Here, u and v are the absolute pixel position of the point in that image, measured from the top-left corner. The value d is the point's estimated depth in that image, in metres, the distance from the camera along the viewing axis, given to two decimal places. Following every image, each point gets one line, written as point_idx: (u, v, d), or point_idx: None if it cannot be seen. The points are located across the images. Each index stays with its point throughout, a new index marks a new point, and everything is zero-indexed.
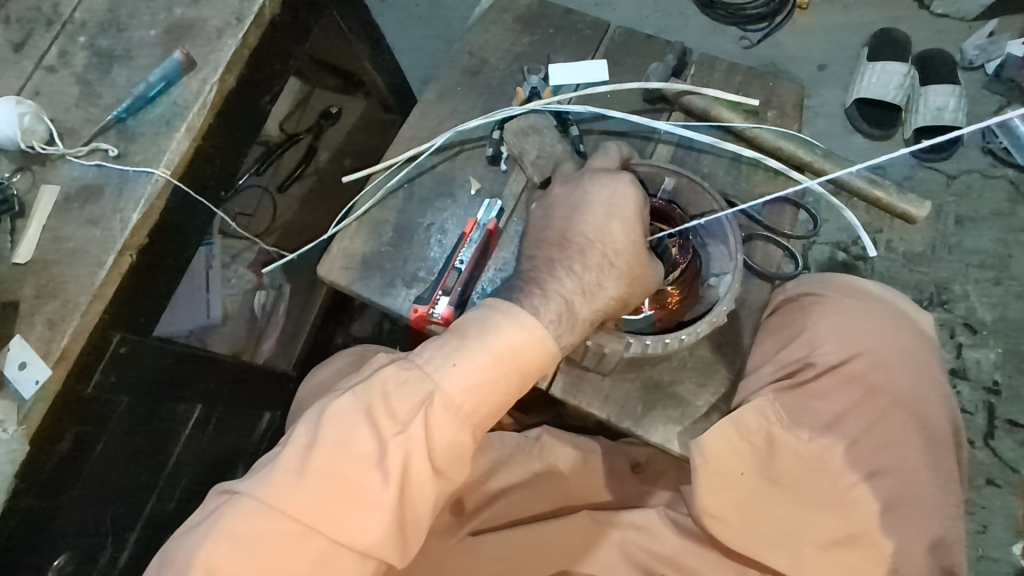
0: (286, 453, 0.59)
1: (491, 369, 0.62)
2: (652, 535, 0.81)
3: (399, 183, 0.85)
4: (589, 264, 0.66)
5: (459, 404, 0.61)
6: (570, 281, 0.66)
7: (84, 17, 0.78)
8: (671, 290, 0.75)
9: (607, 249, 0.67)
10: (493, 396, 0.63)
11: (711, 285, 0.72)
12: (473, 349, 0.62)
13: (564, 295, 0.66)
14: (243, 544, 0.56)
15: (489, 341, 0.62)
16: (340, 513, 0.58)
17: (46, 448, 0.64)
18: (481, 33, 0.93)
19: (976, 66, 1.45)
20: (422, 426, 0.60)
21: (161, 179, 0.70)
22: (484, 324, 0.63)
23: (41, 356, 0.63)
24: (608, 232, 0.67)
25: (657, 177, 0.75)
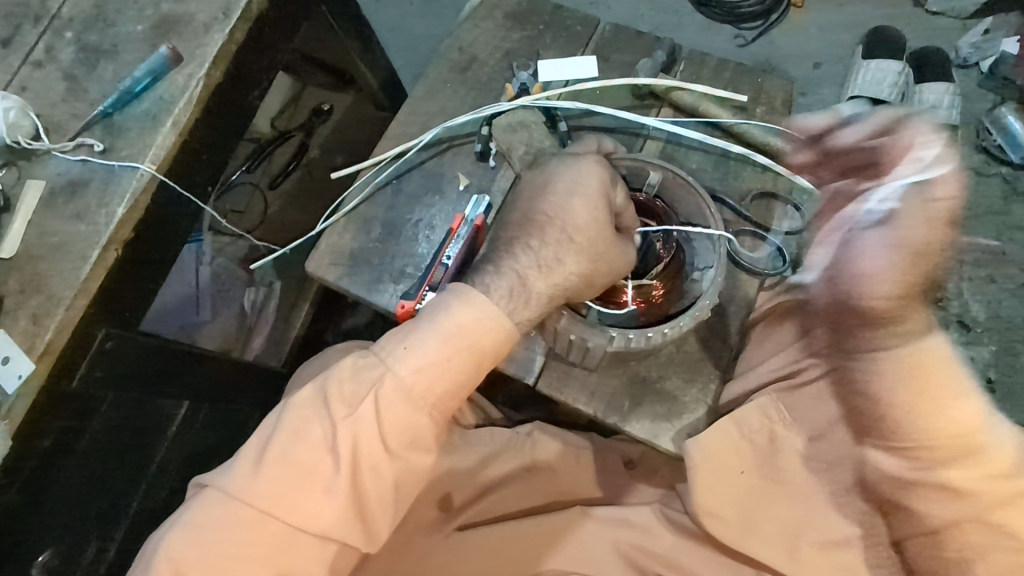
0: (247, 444, 0.62)
1: (442, 351, 0.62)
2: (641, 531, 0.81)
3: (387, 179, 0.85)
4: (546, 241, 0.65)
5: (411, 386, 0.62)
6: (526, 257, 0.65)
7: (72, 13, 0.77)
8: (655, 284, 0.72)
9: (566, 227, 0.65)
10: (446, 376, 0.63)
11: (694, 279, 0.73)
12: (423, 332, 0.62)
13: (519, 272, 0.65)
14: (204, 531, 0.58)
15: (439, 324, 0.62)
16: (297, 498, 0.60)
17: (29, 443, 0.64)
18: (470, 29, 0.93)
19: (970, 64, 1.45)
20: (374, 409, 0.61)
21: (146, 174, 0.70)
22: (436, 308, 0.63)
23: (25, 351, 0.63)
24: (567, 210, 0.64)
25: (642, 172, 0.76)
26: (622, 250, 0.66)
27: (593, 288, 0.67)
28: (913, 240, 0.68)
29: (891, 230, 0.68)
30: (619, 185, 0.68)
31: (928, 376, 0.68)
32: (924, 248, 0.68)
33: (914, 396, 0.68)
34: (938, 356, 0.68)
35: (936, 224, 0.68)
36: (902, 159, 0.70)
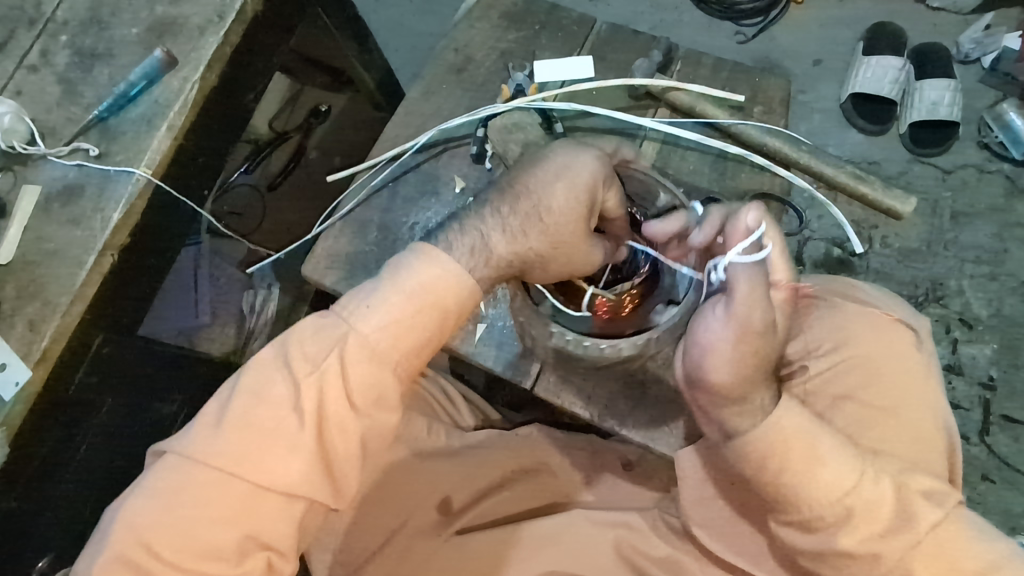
0: (204, 409, 0.56)
1: (411, 307, 0.58)
2: (641, 534, 0.80)
3: (383, 182, 0.84)
4: (517, 211, 0.62)
5: (376, 343, 0.57)
6: (492, 220, 0.62)
7: (66, 16, 0.77)
8: (624, 298, 0.69)
9: (540, 205, 0.61)
10: (412, 336, 0.58)
11: (656, 313, 0.68)
12: (390, 288, 0.58)
13: (483, 233, 0.62)
14: (157, 500, 0.52)
15: (403, 282, 0.58)
16: (257, 459, 0.53)
17: (26, 448, 0.64)
18: (466, 31, 0.92)
19: (972, 60, 1.44)
20: (339, 366, 0.55)
21: (142, 179, 0.70)
22: (402, 265, 0.59)
23: (21, 358, 0.62)
24: (548, 190, 0.61)
25: (651, 192, 0.70)
26: (593, 246, 0.63)
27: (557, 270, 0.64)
28: (754, 314, 0.55)
29: (728, 309, 0.56)
30: (612, 187, 0.64)
31: (787, 454, 0.54)
32: (760, 329, 0.55)
33: (762, 474, 0.55)
34: (792, 427, 0.54)
35: (756, 300, 0.55)
36: (739, 238, 0.58)
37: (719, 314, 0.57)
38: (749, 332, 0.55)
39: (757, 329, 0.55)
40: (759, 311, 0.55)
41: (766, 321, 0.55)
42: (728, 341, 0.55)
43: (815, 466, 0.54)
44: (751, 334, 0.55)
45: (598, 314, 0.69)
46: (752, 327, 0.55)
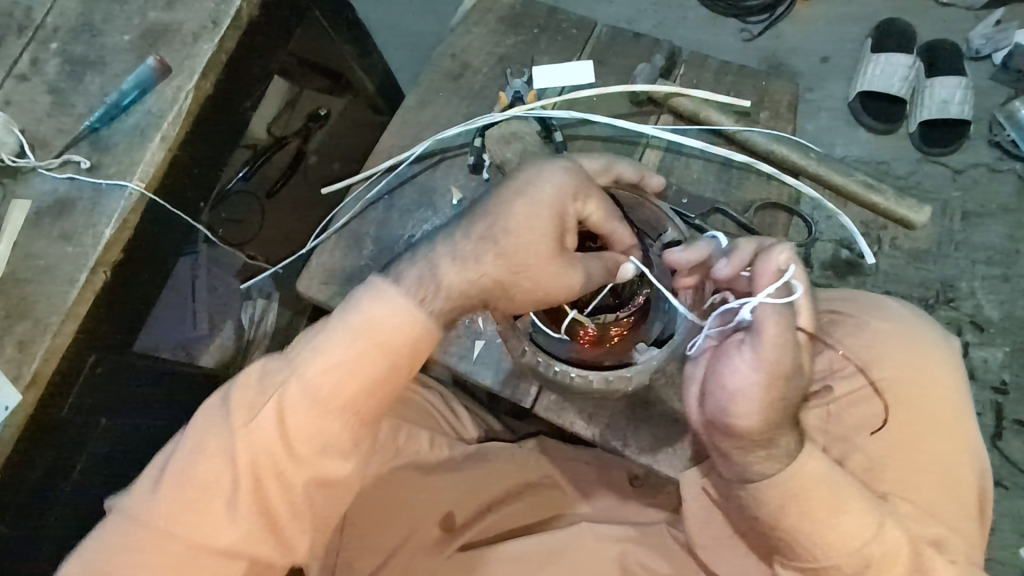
0: (152, 462, 0.56)
1: (352, 351, 0.55)
2: (650, 552, 0.78)
3: (379, 194, 0.82)
4: (472, 231, 0.58)
5: (317, 390, 0.55)
6: (445, 245, 0.58)
7: (56, 23, 0.75)
8: (621, 321, 0.66)
9: (496, 227, 0.57)
10: (352, 381, 0.55)
11: (636, 351, 0.66)
12: (332, 331, 0.55)
13: (432, 260, 0.58)
14: (100, 558, 0.52)
15: (348, 322, 0.55)
16: (196, 515, 0.53)
17: (19, 471, 0.62)
18: (465, 34, 0.90)
19: (983, 56, 1.41)
20: (279, 416, 0.54)
21: (135, 193, 0.68)
22: (348, 305, 0.56)
23: (11, 380, 0.60)
24: (506, 209, 0.57)
25: (659, 224, 0.68)
26: (563, 266, 0.57)
27: (524, 295, 0.58)
28: (781, 362, 0.56)
29: (758, 352, 0.56)
30: (589, 201, 0.58)
31: (810, 499, 0.58)
32: (789, 370, 0.57)
33: (783, 518, 0.59)
34: (815, 475, 0.58)
35: (785, 344, 0.56)
36: (768, 279, 0.58)
37: (746, 356, 0.57)
38: (774, 379, 0.56)
39: (783, 375, 0.56)
40: (786, 358, 0.56)
41: (793, 370, 0.57)
42: (756, 385, 0.56)
43: (837, 512, 0.58)
44: (782, 384, 0.56)
45: (576, 339, 0.67)
46: (778, 377, 0.56)
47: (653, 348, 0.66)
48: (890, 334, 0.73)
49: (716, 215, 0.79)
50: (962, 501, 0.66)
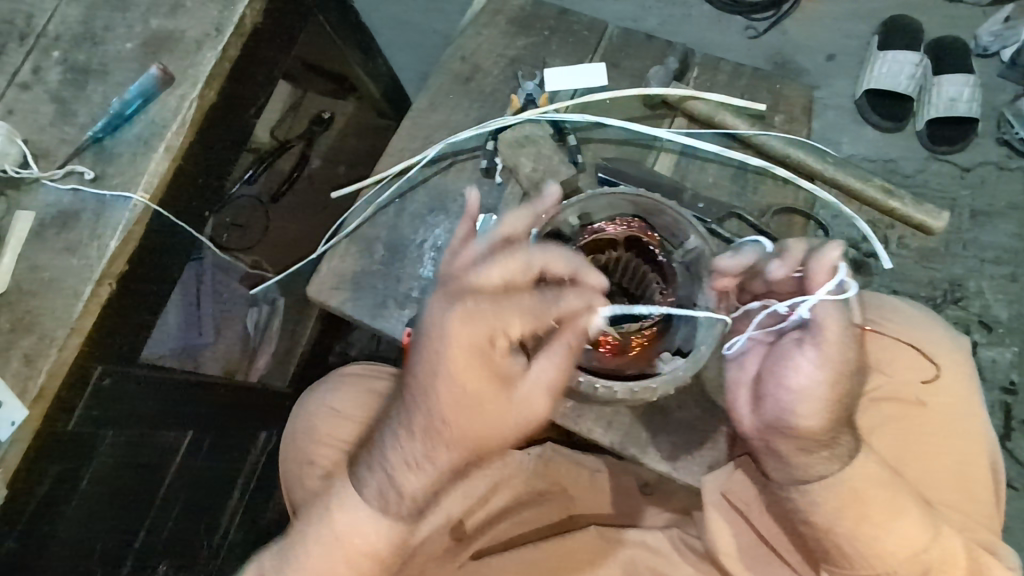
0: None
1: (332, 560, 0.64)
2: (665, 560, 0.78)
3: (390, 199, 0.81)
4: (415, 427, 0.60)
5: (314, 557, 0.64)
6: (397, 456, 0.62)
7: (58, 30, 0.74)
8: (643, 330, 0.67)
9: (431, 415, 0.59)
10: (339, 553, 0.64)
11: (661, 361, 0.65)
12: (313, 542, 0.64)
13: (391, 473, 0.63)
14: None
15: (324, 534, 0.64)
16: None
17: (27, 485, 0.62)
18: (474, 36, 0.89)
19: (991, 53, 1.39)
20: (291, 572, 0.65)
21: (140, 205, 0.67)
22: (329, 502, 0.65)
23: (17, 395, 0.60)
24: (432, 397, 0.58)
25: (683, 233, 0.67)
26: (517, 406, 0.58)
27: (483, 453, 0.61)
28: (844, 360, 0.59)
29: (823, 356, 0.59)
30: (504, 331, 0.55)
31: (868, 502, 0.60)
32: (847, 367, 0.59)
33: (835, 525, 0.61)
34: (872, 476, 0.60)
35: (846, 342, 0.59)
36: (824, 277, 0.58)
37: (809, 356, 0.59)
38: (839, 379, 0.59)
39: (845, 373, 0.59)
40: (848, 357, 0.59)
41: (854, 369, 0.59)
42: (820, 384, 0.58)
43: (893, 517, 0.61)
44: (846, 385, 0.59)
45: (600, 349, 0.66)
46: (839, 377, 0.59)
47: (677, 357, 0.65)
48: (910, 338, 0.74)
49: (732, 219, 0.78)
50: (980, 504, 0.69)
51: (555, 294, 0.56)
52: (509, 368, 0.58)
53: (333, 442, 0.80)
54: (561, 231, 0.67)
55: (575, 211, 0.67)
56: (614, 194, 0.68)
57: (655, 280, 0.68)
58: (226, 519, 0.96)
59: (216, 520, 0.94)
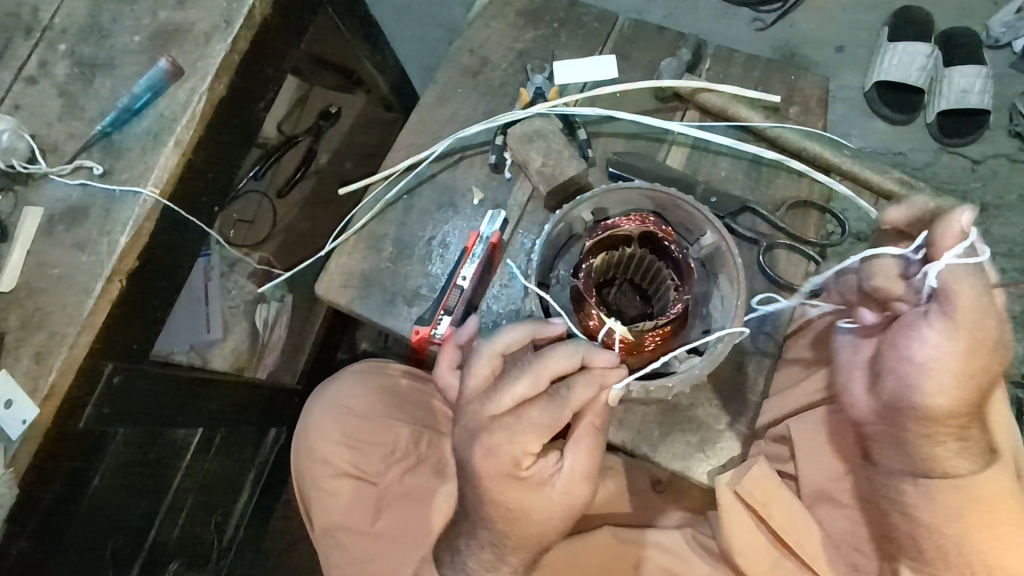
0: None
1: None
2: (677, 558, 0.79)
3: (398, 194, 0.80)
4: (477, 529, 0.69)
5: None
6: (471, 556, 0.70)
7: (64, 24, 0.73)
8: (662, 325, 0.62)
9: (488, 522, 0.67)
10: None
11: (674, 360, 0.65)
12: None
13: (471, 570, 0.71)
14: None
15: None
16: None
17: (40, 485, 0.61)
18: (482, 29, 0.88)
19: (1003, 44, 1.38)
20: None
21: (149, 200, 0.66)
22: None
23: (29, 393, 0.59)
24: (480, 507, 0.67)
25: (698, 230, 0.68)
26: (555, 481, 0.65)
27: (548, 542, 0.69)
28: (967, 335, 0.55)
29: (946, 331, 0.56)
30: (523, 431, 0.62)
31: (997, 510, 0.59)
32: (983, 337, 0.55)
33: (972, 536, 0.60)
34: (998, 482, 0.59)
35: (982, 310, 0.55)
36: (950, 240, 0.54)
37: (935, 326, 0.56)
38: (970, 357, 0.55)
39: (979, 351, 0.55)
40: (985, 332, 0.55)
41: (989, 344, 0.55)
42: (948, 355, 0.55)
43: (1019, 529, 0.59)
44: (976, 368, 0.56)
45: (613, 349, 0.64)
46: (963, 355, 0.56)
47: (693, 356, 0.65)
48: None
49: (746, 214, 0.78)
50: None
51: (531, 372, 0.61)
52: (548, 466, 0.65)
53: (356, 444, 0.82)
54: (573, 226, 0.69)
55: (589, 206, 0.69)
56: (632, 188, 0.68)
57: (670, 276, 0.65)
58: (235, 516, 1.01)
59: (227, 518, 0.99)
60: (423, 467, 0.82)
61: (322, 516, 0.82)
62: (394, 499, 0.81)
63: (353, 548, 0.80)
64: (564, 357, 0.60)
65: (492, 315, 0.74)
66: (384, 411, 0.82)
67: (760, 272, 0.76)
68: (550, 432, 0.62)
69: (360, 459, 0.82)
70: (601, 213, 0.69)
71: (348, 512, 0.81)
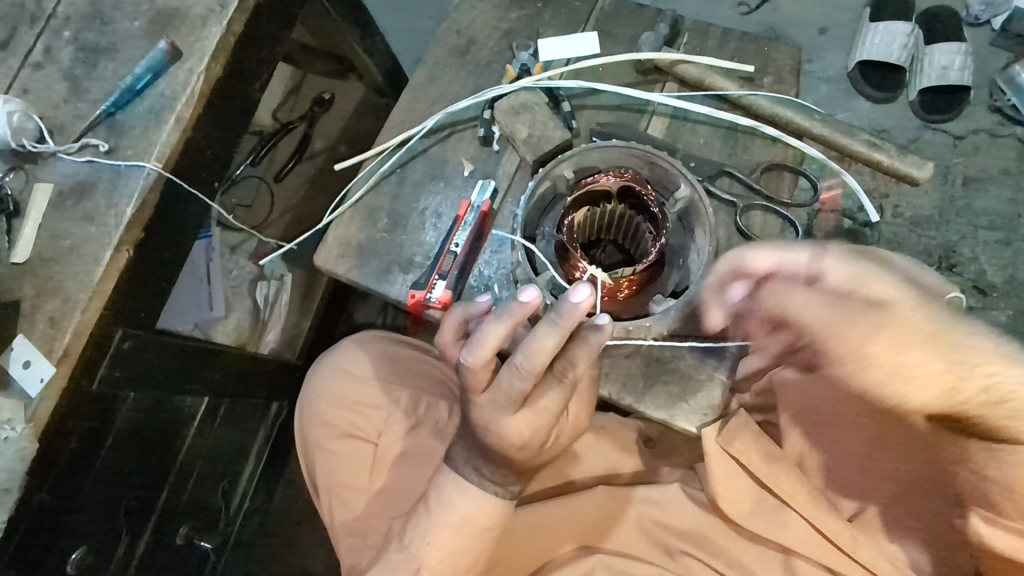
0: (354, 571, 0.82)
1: (462, 538, 0.72)
2: (663, 509, 0.82)
3: (391, 168, 0.83)
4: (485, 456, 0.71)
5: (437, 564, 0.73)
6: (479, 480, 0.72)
7: (68, 12, 0.76)
8: (631, 274, 0.70)
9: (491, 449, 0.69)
10: (465, 550, 0.73)
11: (653, 302, 0.73)
12: (438, 523, 0.72)
13: (485, 485, 0.72)
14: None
15: (447, 516, 0.72)
16: None
17: (58, 441, 0.65)
18: (467, 11, 0.91)
19: (982, 22, 1.41)
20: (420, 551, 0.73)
21: (153, 172, 0.70)
22: (442, 500, 0.72)
23: (45, 354, 0.63)
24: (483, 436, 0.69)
25: (674, 182, 0.75)
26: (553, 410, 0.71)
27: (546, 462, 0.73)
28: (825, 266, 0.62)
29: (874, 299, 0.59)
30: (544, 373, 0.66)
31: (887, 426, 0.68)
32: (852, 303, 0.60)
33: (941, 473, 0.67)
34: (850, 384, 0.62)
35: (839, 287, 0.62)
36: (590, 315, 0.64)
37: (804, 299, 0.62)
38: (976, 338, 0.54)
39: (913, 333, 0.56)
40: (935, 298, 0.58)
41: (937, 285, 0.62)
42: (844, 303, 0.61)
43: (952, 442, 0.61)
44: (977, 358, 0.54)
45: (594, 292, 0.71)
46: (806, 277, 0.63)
47: (669, 299, 0.73)
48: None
49: (723, 177, 0.82)
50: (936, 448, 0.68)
51: (530, 372, 0.60)
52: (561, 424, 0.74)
53: (357, 406, 0.87)
54: (557, 185, 0.76)
55: (570, 164, 0.75)
56: (610, 146, 0.75)
57: (647, 227, 0.72)
58: (241, 486, 1.07)
59: (233, 486, 1.05)
60: (422, 427, 0.87)
61: (324, 478, 0.86)
62: (391, 459, 0.85)
63: (358, 505, 0.84)
64: (556, 348, 0.59)
65: (484, 279, 0.78)
66: (385, 375, 0.88)
67: (737, 233, 0.79)
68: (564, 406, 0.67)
69: (360, 421, 0.87)
70: (583, 170, 0.76)
71: (353, 469, 0.85)
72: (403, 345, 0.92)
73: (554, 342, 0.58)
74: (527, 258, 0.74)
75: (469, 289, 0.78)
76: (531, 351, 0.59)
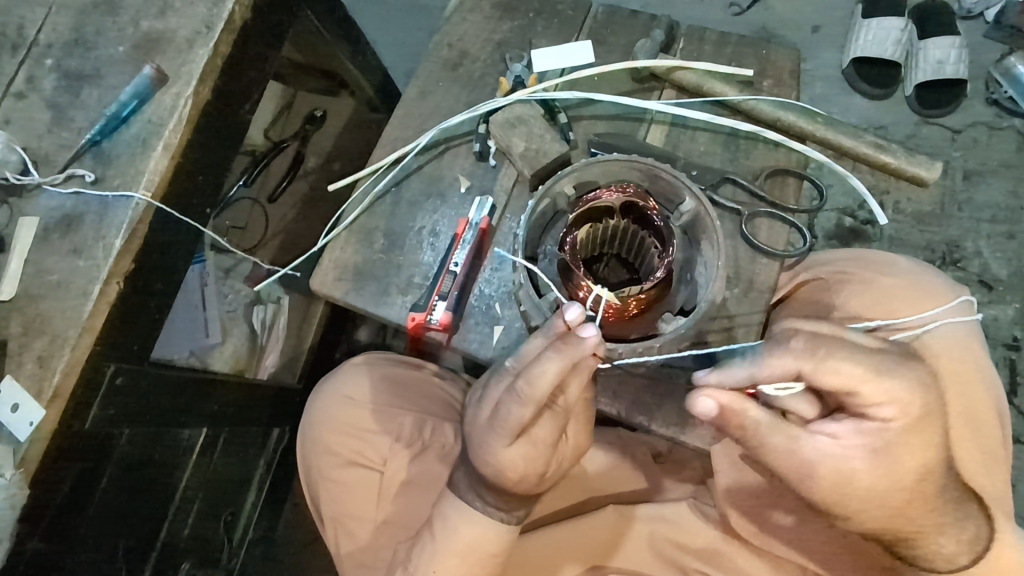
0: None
1: (466, 566, 0.70)
2: (679, 527, 0.80)
3: (386, 187, 0.81)
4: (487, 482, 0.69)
5: None
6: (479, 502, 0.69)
7: (49, 38, 0.74)
8: (641, 294, 0.65)
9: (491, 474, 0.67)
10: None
11: (662, 321, 0.68)
12: (443, 552, 0.69)
13: (485, 509, 0.69)
14: None
15: (452, 543, 0.69)
16: None
17: (49, 486, 0.62)
18: (458, 24, 0.89)
19: (975, 14, 1.39)
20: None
21: (142, 203, 0.68)
22: (448, 525, 0.70)
23: (34, 396, 0.61)
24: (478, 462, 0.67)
25: (677, 193, 0.71)
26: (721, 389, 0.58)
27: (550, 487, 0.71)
28: (885, 401, 0.57)
29: (880, 464, 0.58)
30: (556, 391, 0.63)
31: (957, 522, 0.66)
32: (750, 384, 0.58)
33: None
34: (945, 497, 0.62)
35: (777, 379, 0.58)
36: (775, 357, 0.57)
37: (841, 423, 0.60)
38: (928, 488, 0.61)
39: (876, 495, 0.60)
40: (913, 475, 0.59)
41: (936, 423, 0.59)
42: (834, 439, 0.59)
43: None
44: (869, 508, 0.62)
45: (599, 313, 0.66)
46: (887, 392, 0.56)
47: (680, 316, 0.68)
48: (872, 302, 0.76)
49: (726, 184, 0.80)
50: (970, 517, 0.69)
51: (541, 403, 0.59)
52: (562, 445, 0.71)
53: (356, 432, 0.85)
54: (558, 202, 0.72)
55: (570, 180, 0.71)
56: (612, 160, 0.71)
57: (653, 243, 0.68)
58: (244, 515, 1.05)
59: (236, 516, 1.04)
60: (429, 453, 0.84)
61: (331, 508, 0.84)
62: (399, 489, 0.83)
63: (363, 534, 0.82)
64: (560, 376, 0.57)
65: (485, 298, 0.76)
66: (385, 402, 0.86)
67: (743, 242, 0.77)
68: (559, 434, 0.65)
69: (362, 448, 0.84)
70: (583, 185, 0.72)
71: (355, 501, 0.83)
72: (402, 367, 0.90)
73: (555, 368, 0.56)
74: (530, 279, 0.70)
75: (470, 310, 0.76)
76: (532, 376, 0.57)
